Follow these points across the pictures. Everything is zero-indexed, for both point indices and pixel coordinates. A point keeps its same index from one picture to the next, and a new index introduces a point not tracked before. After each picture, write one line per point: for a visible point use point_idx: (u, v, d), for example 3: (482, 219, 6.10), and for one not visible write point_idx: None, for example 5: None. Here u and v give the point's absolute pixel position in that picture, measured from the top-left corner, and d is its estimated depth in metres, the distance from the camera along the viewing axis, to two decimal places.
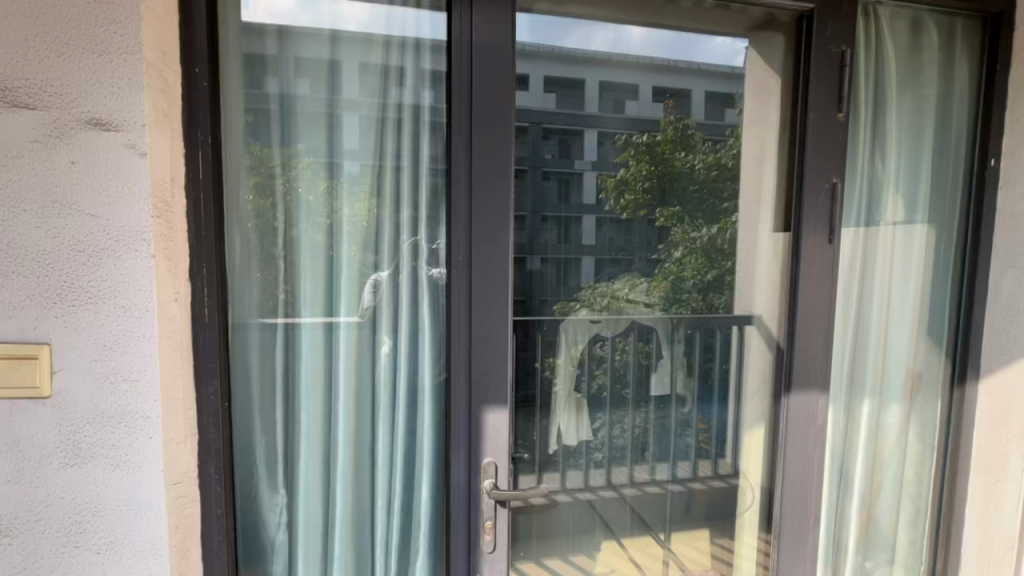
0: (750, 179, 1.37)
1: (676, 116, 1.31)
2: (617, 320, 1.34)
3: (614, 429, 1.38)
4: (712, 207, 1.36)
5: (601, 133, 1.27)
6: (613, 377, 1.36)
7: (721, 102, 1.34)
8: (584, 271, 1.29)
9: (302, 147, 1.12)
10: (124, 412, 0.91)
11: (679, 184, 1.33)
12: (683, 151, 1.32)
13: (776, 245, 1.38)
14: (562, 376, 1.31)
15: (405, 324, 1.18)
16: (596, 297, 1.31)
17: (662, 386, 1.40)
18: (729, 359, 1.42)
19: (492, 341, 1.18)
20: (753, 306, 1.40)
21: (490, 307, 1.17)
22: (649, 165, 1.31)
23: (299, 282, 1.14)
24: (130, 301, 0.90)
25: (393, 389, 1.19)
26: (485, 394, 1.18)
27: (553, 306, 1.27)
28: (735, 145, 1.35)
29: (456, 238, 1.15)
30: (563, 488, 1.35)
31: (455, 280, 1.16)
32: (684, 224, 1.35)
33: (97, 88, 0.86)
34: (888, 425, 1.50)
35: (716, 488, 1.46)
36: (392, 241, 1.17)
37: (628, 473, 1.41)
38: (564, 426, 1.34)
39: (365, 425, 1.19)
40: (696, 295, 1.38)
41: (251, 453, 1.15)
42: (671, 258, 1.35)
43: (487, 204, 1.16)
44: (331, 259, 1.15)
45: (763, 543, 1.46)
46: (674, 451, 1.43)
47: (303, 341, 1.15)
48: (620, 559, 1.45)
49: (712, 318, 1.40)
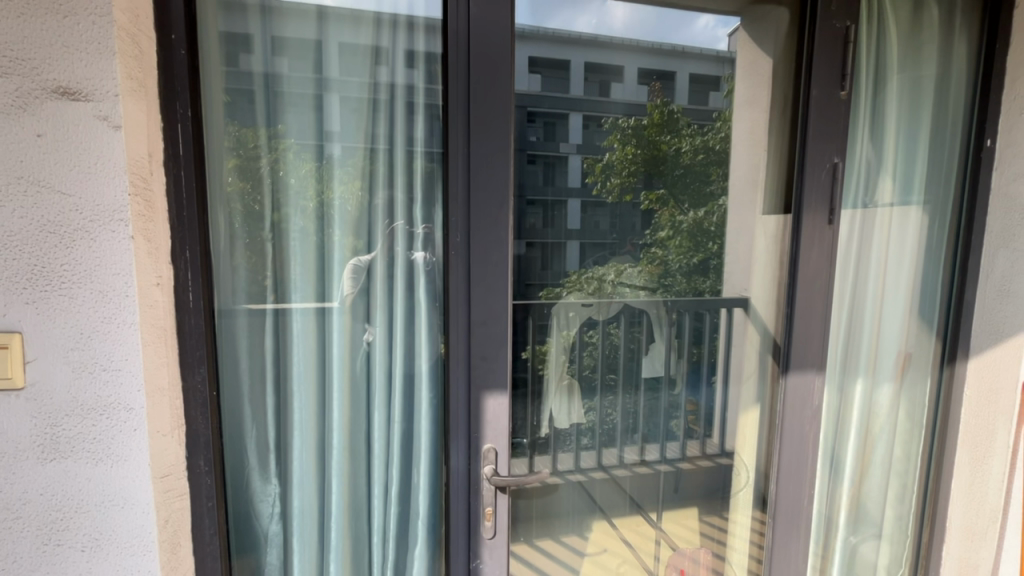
0: (742, 161, 1.35)
1: (662, 100, 1.27)
2: (608, 303, 1.33)
3: (608, 412, 1.38)
4: (698, 190, 1.34)
5: (585, 116, 1.23)
6: (604, 361, 1.35)
7: (709, 86, 1.31)
8: (570, 256, 1.26)
9: (289, 126, 1.06)
10: (105, 403, 0.85)
11: (666, 168, 1.30)
12: (670, 135, 1.29)
13: (769, 227, 1.37)
14: (553, 359, 1.29)
15: (401, 311, 1.14)
16: (582, 282, 1.28)
17: (655, 368, 1.39)
18: (721, 340, 1.42)
19: (491, 326, 1.15)
20: (746, 288, 1.40)
21: (489, 292, 1.14)
22: (636, 148, 1.27)
23: (287, 266, 1.09)
24: (109, 286, 0.83)
25: (390, 376, 1.15)
26: (486, 380, 1.15)
27: (541, 291, 1.24)
28: (724, 128, 1.33)
29: (454, 220, 1.11)
30: (556, 472, 1.35)
31: (453, 263, 1.11)
32: (669, 206, 1.32)
33: (63, 54, 0.78)
34: (879, 404, 1.52)
35: (706, 467, 1.48)
36: (387, 225, 1.12)
37: (618, 455, 1.41)
38: (557, 411, 1.32)
39: (360, 413, 1.16)
40: (681, 279, 1.37)
41: (242, 443, 1.11)
42: (659, 242, 1.33)
43: (486, 184, 1.11)
44: (322, 241, 1.10)
45: (752, 520, 1.49)
46: (664, 431, 1.44)
47: (295, 327, 1.10)
48: (612, 539, 1.46)
49: (700, 300, 1.39)
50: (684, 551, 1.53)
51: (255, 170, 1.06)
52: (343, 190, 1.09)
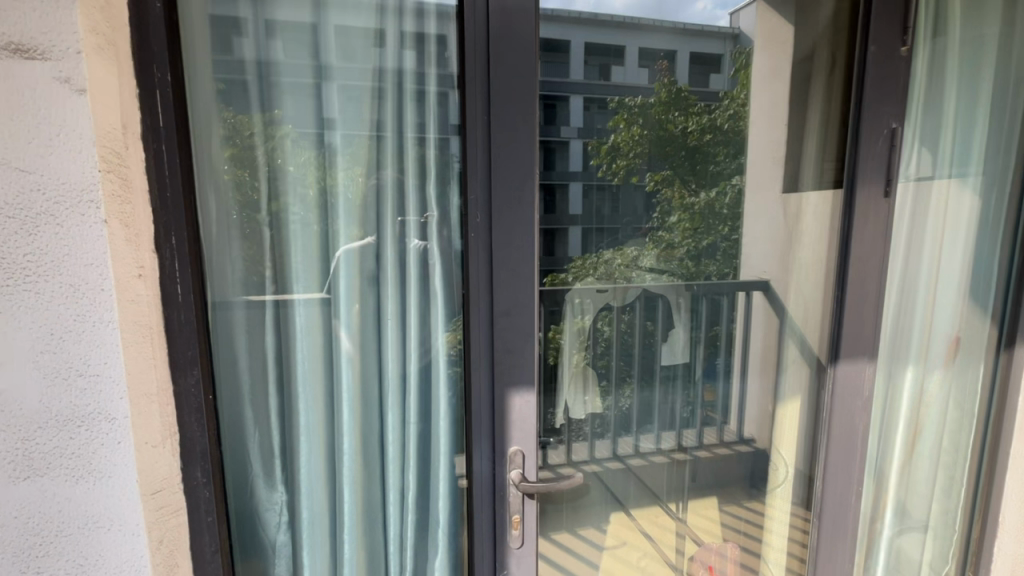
0: (761, 136, 1.23)
1: (670, 78, 1.15)
2: (623, 289, 1.22)
3: (623, 396, 1.27)
4: (705, 170, 1.22)
5: (586, 99, 1.10)
6: (619, 347, 1.25)
7: (717, 68, 1.18)
8: (572, 243, 1.13)
9: (287, 115, 0.94)
10: (84, 413, 0.74)
11: (671, 148, 1.18)
12: (678, 114, 1.17)
13: (791, 207, 1.26)
14: (567, 343, 1.18)
15: (416, 302, 1.02)
16: (586, 268, 1.16)
17: (674, 357, 1.29)
18: (737, 321, 1.31)
19: (516, 317, 1.03)
20: (763, 269, 1.29)
21: (513, 279, 1.02)
22: (643, 129, 1.15)
23: (288, 253, 0.97)
24: (81, 279, 0.72)
25: (404, 374, 1.04)
26: (511, 376, 1.03)
27: (545, 279, 1.12)
28: (734, 104, 1.20)
29: (473, 198, 0.99)
30: (570, 462, 1.24)
31: (472, 247, 1.00)
32: (675, 187, 1.20)
33: (14, 3, 0.66)
34: (929, 393, 1.41)
35: (725, 455, 1.39)
36: (396, 213, 1.00)
37: (634, 443, 1.31)
38: (572, 400, 1.22)
39: (372, 415, 1.05)
40: (685, 262, 1.25)
41: (245, 448, 1.01)
42: (666, 224, 1.21)
43: (508, 158, 0.99)
44: (326, 225, 0.98)
45: (789, 513, 1.41)
46: (676, 420, 1.34)
47: (299, 322, 0.99)
48: (631, 531, 1.36)
49: (715, 285, 1.28)
50: (709, 545, 1.43)
51: (252, 158, 0.94)
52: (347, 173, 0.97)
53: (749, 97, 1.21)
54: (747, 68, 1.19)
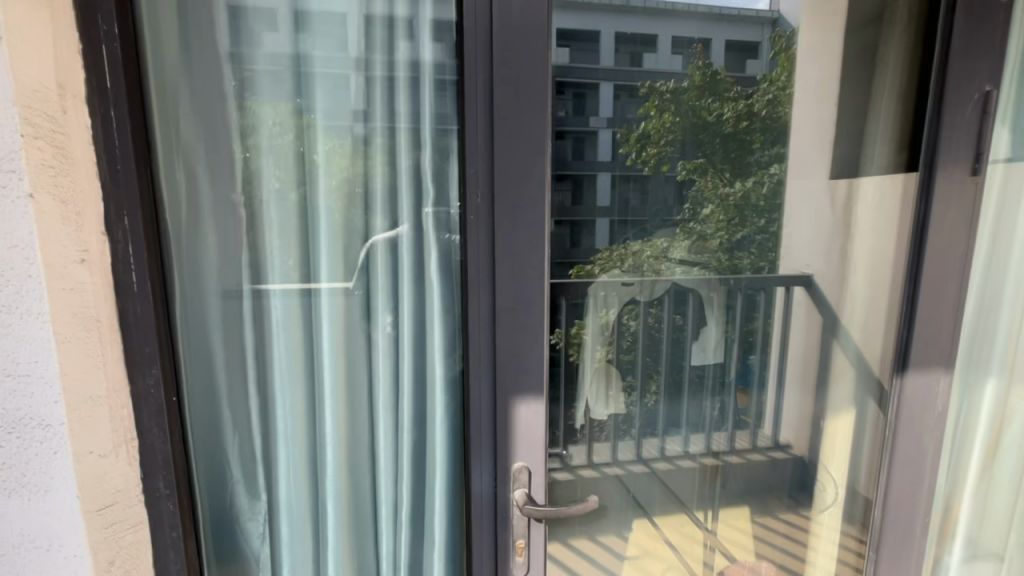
0: (802, 118, 1.08)
1: (706, 61, 1.00)
2: (653, 282, 1.08)
3: (648, 390, 1.13)
4: (741, 159, 1.06)
5: (616, 87, 0.97)
6: (645, 342, 1.10)
7: (755, 53, 1.03)
8: (598, 233, 1.00)
9: (262, 79, 0.82)
10: (14, 420, 0.65)
11: (705, 137, 1.04)
12: (713, 100, 1.02)
13: (839, 195, 1.11)
14: (589, 342, 1.05)
15: (409, 293, 0.89)
16: (614, 259, 1.03)
17: (704, 356, 1.15)
18: (774, 315, 1.16)
19: (523, 315, 0.89)
20: (807, 263, 1.14)
21: (518, 269, 0.88)
22: (675, 116, 1.01)
23: (261, 236, 0.85)
24: (5, 266, 0.62)
25: (396, 376, 0.92)
26: (515, 382, 0.90)
27: (570, 270, 0.99)
28: (773, 88, 1.05)
29: (473, 173, 0.85)
30: (590, 463, 1.09)
31: (472, 231, 0.86)
32: (708, 177, 1.05)
33: None
34: (1016, 409, 1.19)
35: (759, 462, 1.24)
36: (388, 192, 0.87)
37: (660, 445, 1.17)
38: (593, 401, 1.08)
39: (361, 418, 0.93)
40: (719, 255, 1.10)
41: (223, 451, 0.91)
42: (699, 216, 1.06)
43: (514, 127, 0.84)
44: (306, 204, 0.85)
45: (834, 530, 1.26)
46: (709, 419, 1.19)
47: (277, 315, 0.87)
48: (652, 539, 1.22)
49: (751, 279, 1.13)
50: (742, 561, 1.28)
51: (221, 127, 0.82)
52: (326, 145, 0.84)
53: (791, 80, 1.05)
54: (787, 51, 1.04)
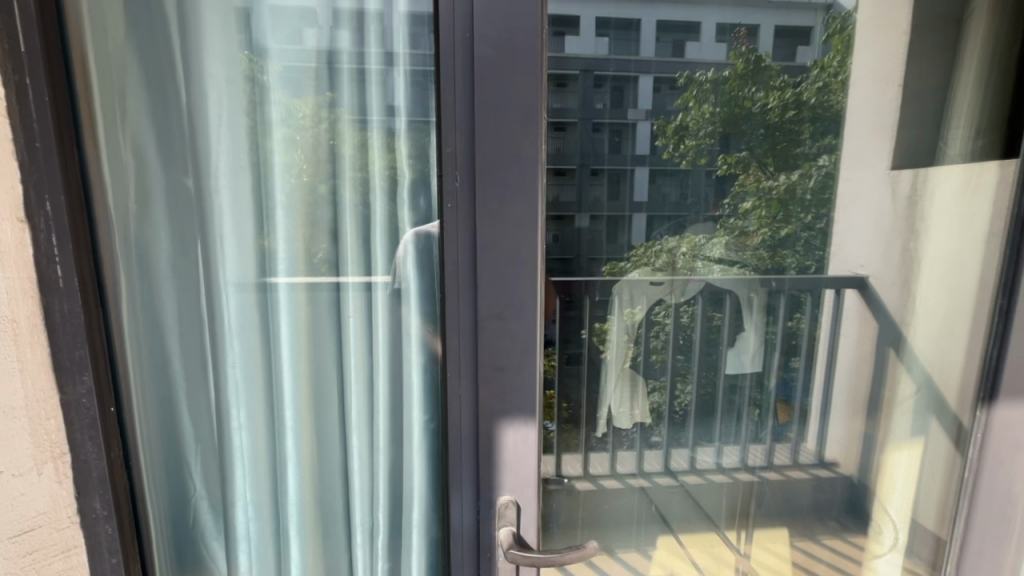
0: (861, 102, 0.92)
1: (750, 48, 0.85)
2: (687, 282, 0.94)
3: (677, 392, 0.99)
4: (788, 151, 0.92)
5: (657, 79, 0.84)
6: (675, 345, 0.97)
7: (807, 39, 0.87)
8: (635, 229, 0.88)
9: (212, 36, 0.69)
10: None
11: (749, 129, 0.90)
12: (757, 89, 0.87)
13: (901, 187, 0.95)
14: (614, 343, 0.93)
15: (385, 293, 0.77)
16: (648, 254, 0.89)
17: (741, 364, 1.02)
18: (821, 323, 1.01)
19: (511, 322, 0.75)
20: (861, 262, 0.98)
21: (505, 267, 0.74)
22: (715, 108, 0.86)
23: (213, 222, 0.73)
24: None
25: (369, 389, 0.80)
26: (501, 401, 0.76)
27: (603, 267, 0.88)
28: (824, 76, 0.89)
29: (450, 152, 0.71)
30: (613, 473, 0.98)
31: (450, 221, 0.73)
32: (751, 171, 0.91)
33: None
34: None
35: (799, 480, 1.09)
36: (358, 175, 0.74)
37: (691, 456, 1.04)
38: (617, 406, 0.96)
39: (332, 433, 0.81)
40: (761, 253, 0.96)
41: (187, 467, 0.82)
42: (740, 213, 0.92)
43: (500, 95, 0.70)
44: (262, 189, 0.73)
45: (894, 554, 1.09)
46: (743, 432, 1.06)
47: (231, 319, 0.76)
48: (678, 561, 1.06)
49: (791, 281, 0.98)
50: None
51: (166, 100, 0.71)
52: (282, 118, 0.72)
53: (846, 64, 0.89)
54: (842, 33, 0.88)
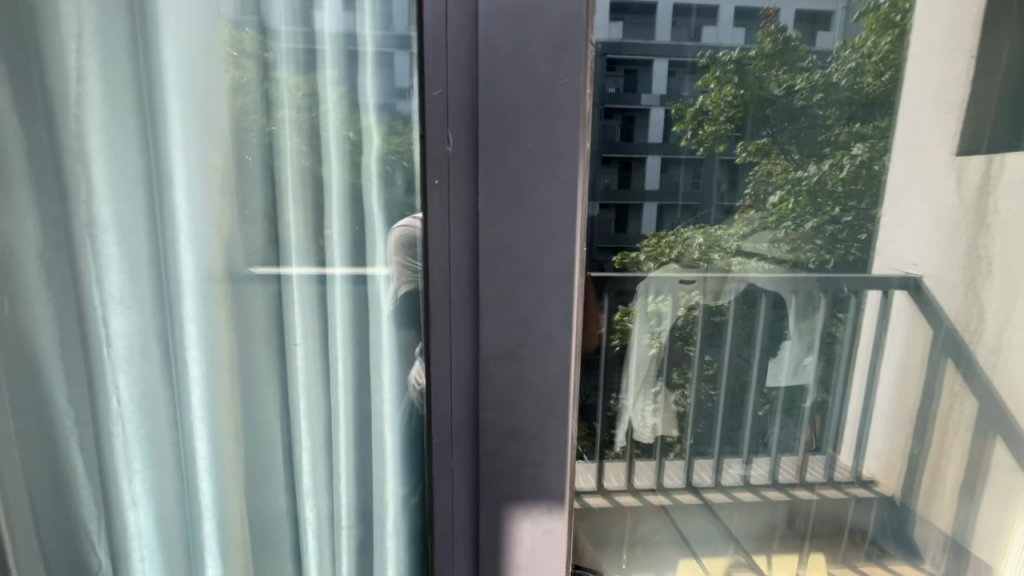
0: (916, 78, 0.77)
1: (778, 28, 0.69)
2: (721, 283, 0.80)
3: (704, 385, 0.85)
4: (812, 138, 0.75)
5: (671, 63, 0.68)
6: (705, 336, 0.82)
7: (828, 23, 0.71)
8: (646, 218, 0.73)
9: None
10: None
11: (769, 113, 0.73)
12: (783, 73, 0.71)
13: (968, 176, 0.82)
14: (636, 330, 0.78)
15: (344, 301, 0.53)
16: (666, 248, 0.75)
17: (777, 381, 0.87)
18: (866, 318, 0.88)
19: (529, 365, 0.51)
20: (914, 262, 0.86)
21: (520, 282, 0.49)
22: (737, 89, 0.71)
23: (89, 206, 0.48)
24: None
25: (325, 444, 0.56)
26: (511, 481, 0.52)
27: (615, 258, 0.71)
28: (857, 57, 0.73)
29: (436, 103, 0.47)
30: (630, 488, 0.88)
31: (438, 209, 0.48)
32: (780, 158, 0.75)
33: None
34: None
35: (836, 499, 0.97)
36: (298, 148, 0.50)
37: (716, 471, 0.92)
38: (634, 417, 0.83)
39: (277, 501, 0.59)
40: (783, 247, 0.80)
41: (86, 555, 0.58)
42: (757, 206, 0.76)
43: (517, 16, 0.45)
44: (155, 158, 0.48)
45: None
46: (778, 444, 0.92)
47: (116, 345, 0.52)
48: None
49: (849, 277, 0.84)
50: None
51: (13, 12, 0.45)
52: (182, 53, 0.47)
53: (880, 44, 0.74)
54: (874, 12, 0.73)
